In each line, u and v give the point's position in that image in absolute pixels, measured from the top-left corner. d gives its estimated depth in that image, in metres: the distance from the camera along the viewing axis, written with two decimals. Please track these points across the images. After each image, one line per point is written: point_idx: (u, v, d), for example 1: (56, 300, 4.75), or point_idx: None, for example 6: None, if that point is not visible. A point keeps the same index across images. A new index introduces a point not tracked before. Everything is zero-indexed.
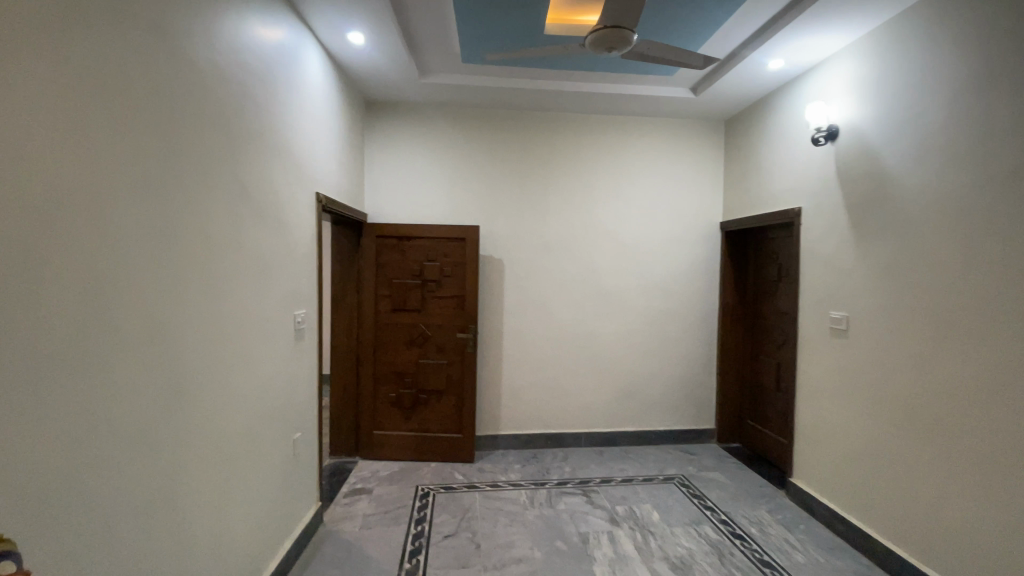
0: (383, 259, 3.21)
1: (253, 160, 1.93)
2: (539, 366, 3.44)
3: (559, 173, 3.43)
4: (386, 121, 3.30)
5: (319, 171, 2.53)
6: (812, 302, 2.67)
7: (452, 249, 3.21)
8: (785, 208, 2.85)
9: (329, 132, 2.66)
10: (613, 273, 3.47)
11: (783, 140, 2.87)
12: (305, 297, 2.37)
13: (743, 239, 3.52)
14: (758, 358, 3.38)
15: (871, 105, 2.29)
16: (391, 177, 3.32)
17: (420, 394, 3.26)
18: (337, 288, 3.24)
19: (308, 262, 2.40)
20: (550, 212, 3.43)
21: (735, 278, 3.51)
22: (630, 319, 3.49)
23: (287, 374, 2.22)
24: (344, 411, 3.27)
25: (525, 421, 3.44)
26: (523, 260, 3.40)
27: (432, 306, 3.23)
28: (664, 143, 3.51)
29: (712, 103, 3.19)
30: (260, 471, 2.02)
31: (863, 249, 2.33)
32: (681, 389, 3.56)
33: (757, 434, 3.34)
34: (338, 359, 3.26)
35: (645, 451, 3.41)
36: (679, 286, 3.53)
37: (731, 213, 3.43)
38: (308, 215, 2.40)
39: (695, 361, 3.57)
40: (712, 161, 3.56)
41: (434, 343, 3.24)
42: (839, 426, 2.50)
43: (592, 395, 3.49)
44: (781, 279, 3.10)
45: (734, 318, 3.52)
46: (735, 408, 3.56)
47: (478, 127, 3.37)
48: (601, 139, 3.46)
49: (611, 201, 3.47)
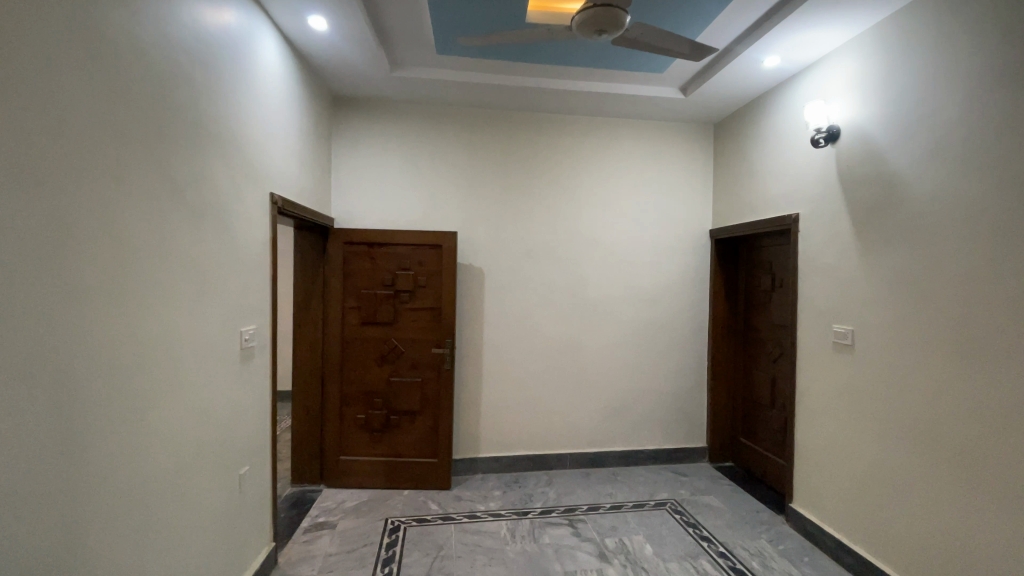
0: (351, 268, 2.95)
1: (190, 153, 1.67)
2: (521, 382, 3.21)
3: (541, 177, 3.23)
4: (354, 118, 3.05)
5: (275, 171, 2.27)
6: (812, 315, 2.50)
7: (427, 257, 2.97)
8: (781, 215, 2.69)
9: (287, 128, 2.40)
10: (599, 283, 3.27)
11: (779, 143, 2.72)
12: (257, 310, 2.10)
13: (734, 247, 3.35)
14: (751, 373, 3.20)
15: (876, 104, 2.14)
16: (360, 179, 3.07)
17: (392, 416, 2.98)
18: (299, 300, 2.96)
19: (261, 270, 2.14)
20: (532, 218, 3.21)
21: (726, 288, 3.34)
22: (617, 332, 3.29)
23: (234, 399, 1.94)
24: (307, 436, 2.98)
25: (506, 443, 3.19)
26: (504, 269, 3.18)
27: (406, 319, 2.98)
28: (651, 146, 3.33)
29: (703, 104, 3.03)
30: (199, 515, 1.75)
31: (869, 258, 2.17)
32: (671, 405, 3.37)
33: (752, 454, 3.15)
34: (300, 378, 2.98)
35: (635, 473, 3.20)
36: (668, 297, 3.35)
37: (722, 220, 3.27)
38: (261, 218, 2.13)
39: (686, 376, 3.38)
40: (702, 165, 3.39)
41: (407, 359, 2.98)
42: (845, 449, 2.32)
43: (577, 414, 3.27)
44: (776, 290, 2.94)
45: (725, 330, 3.35)
46: (728, 425, 3.37)
47: (455, 127, 3.14)
48: (586, 141, 3.27)
49: (597, 206, 3.28)
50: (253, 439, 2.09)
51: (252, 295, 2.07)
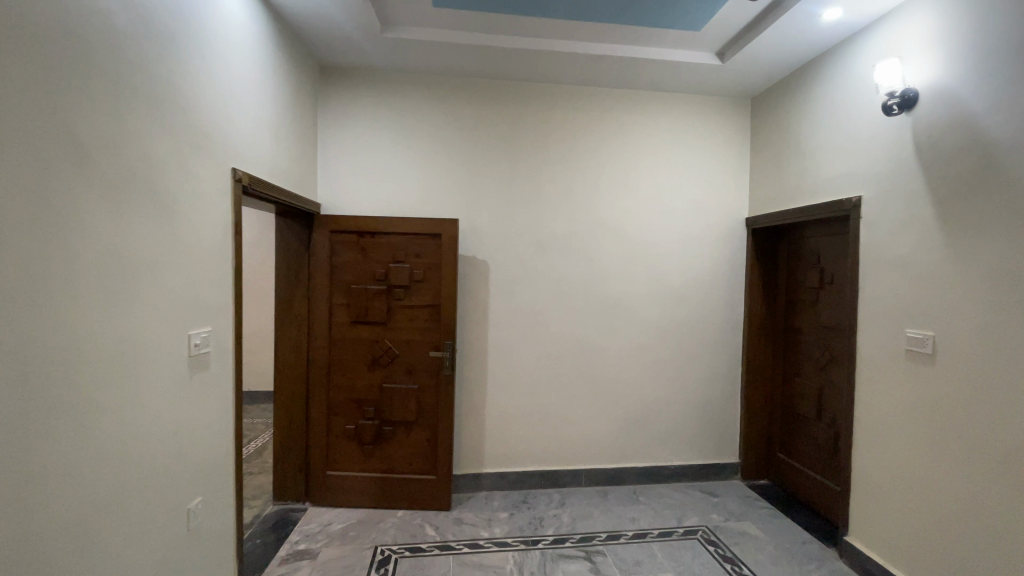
0: (338, 260, 2.61)
1: (113, 110, 1.31)
2: (531, 389, 2.85)
3: (555, 158, 2.85)
4: (344, 89, 2.70)
5: (239, 144, 1.91)
6: (876, 317, 2.11)
7: (425, 248, 2.61)
8: (837, 199, 2.29)
9: (256, 93, 2.04)
10: (620, 278, 2.90)
11: (836, 114, 2.31)
12: (216, 309, 1.76)
13: (774, 238, 2.96)
14: (793, 381, 2.82)
15: (967, 57, 1.73)
16: (351, 160, 2.72)
17: (385, 427, 2.64)
18: (282, 295, 2.63)
19: (221, 261, 1.79)
20: (545, 204, 2.84)
21: (763, 285, 2.96)
22: (639, 333, 2.92)
23: (181, 418, 1.60)
24: (290, 449, 2.64)
25: (513, 457, 2.84)
26: (512, 262, 2.82)
27: (400, 319, 2.63)
28: (680, 123, 2.94)
29: (743, 72, 2.63)
30: (129, 565, 1.40)
31: (956, 248, 1.76)
32: (700, 416, 2.99)
33: (793, 474, 2.77)
34: (282, 384, 2.64)
35: (658, 493, 2.83)
36: (697, 294, 2.96)
37: (761, 207, 2.87)
38: (219, 198, 1.78)
39: (717, 383, 2.99)
40: (738, 145, 3.00)
41: (402, 363, 2.64)
42: (919, 479, 1.93)
43: (593, 425, 2.90)
44: (825, 287, 2.55)
45: (763, 332, 2.96)
46: (765, 438, 3.00)
47: (457, 101, 2.78)
48: (605, 117, 2.89)
49: (618, 192, 2.89)
50: (209, 464, 1.75)
51: (207, 291, 1.71)
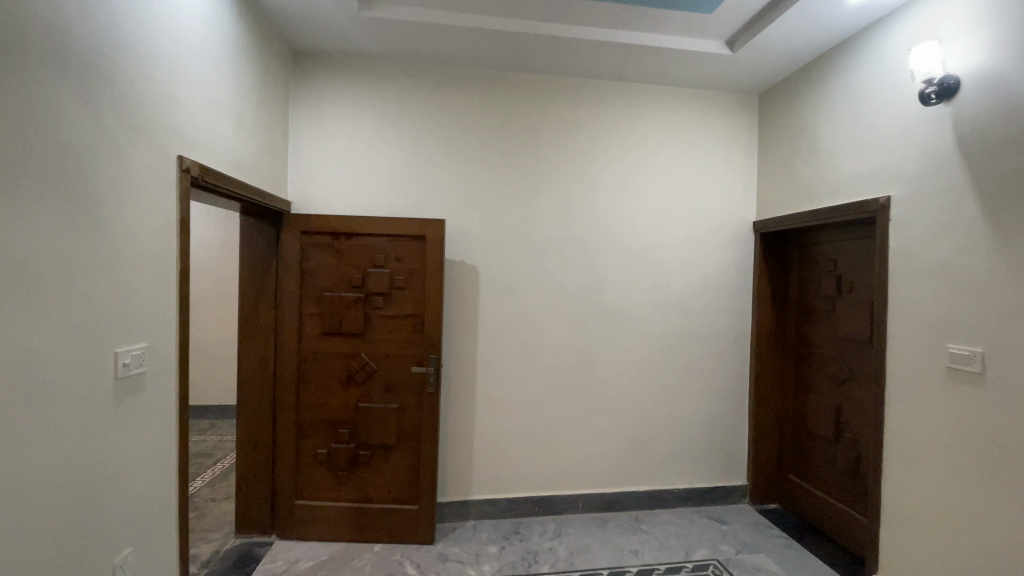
0: (310, 264, 2.35)
1: (12, 73, 1.04)
2: (523, 407, 2.60)
3: (550, 155, 2.63)
4: (318, 76, 2.45)
5: (192, 128, 1.65)
6: (910, 330, 1.90)
7: (407, 251, 2.36)
8: (862, 201, 2.10)
9: (214, 73, 1.79)
10: (621, 285, 2.67)
11: (861, 108, 2.12)
12: (154, 322, 1.47)
13: (784, 243, 2.76)
14: (806, 397, 2.61)
15: (1019, 39, 1.54)
16: (327, 154, 2.47)
17: (360, 451, 2.37)
18: (247, 303, 2.35)
19: (163, 265, 1.52)
20: (539, 205, 2.61)
21: (773, 293, 2.75)
22: (641, 346, 2.69)
23: (106, 454, 1.31)
24: (254, 477, 2.36)
25: (504, 482, 2.58)
26: (504, 267, 2.58)
27: (379, 330, 2.37)
28: (684, 118, 2.74)
29: (755, 63, 2.43)
30: None
31: (1009, 254, 1.56)
32: (706, 435, 2.76)
33: (808, 499, 2.56)
34: (246, 403, 2.36)
35: (662, 520, 2.59)
36: (704, 303, 2.74)
37: (772, 210, 2.67)
38: (163, 190, 1.51)
39: (724, 399, 2.77)
40: (745, 143, 2.80)
41: (381, 379, 2.37)
42: (963, 512, 1.71)
43: (592, 446, 2.66)
44: (842, 296, 2.35)
45: (772, 344, 2.75)
46: (775, 459, 2.78)
47: (444, 91, 2.54)
48: (604, 112, 2.67)
49: (618, 193, 2.67)
50: (143, 506, 1.46)
51: (144, 301, 1.43)
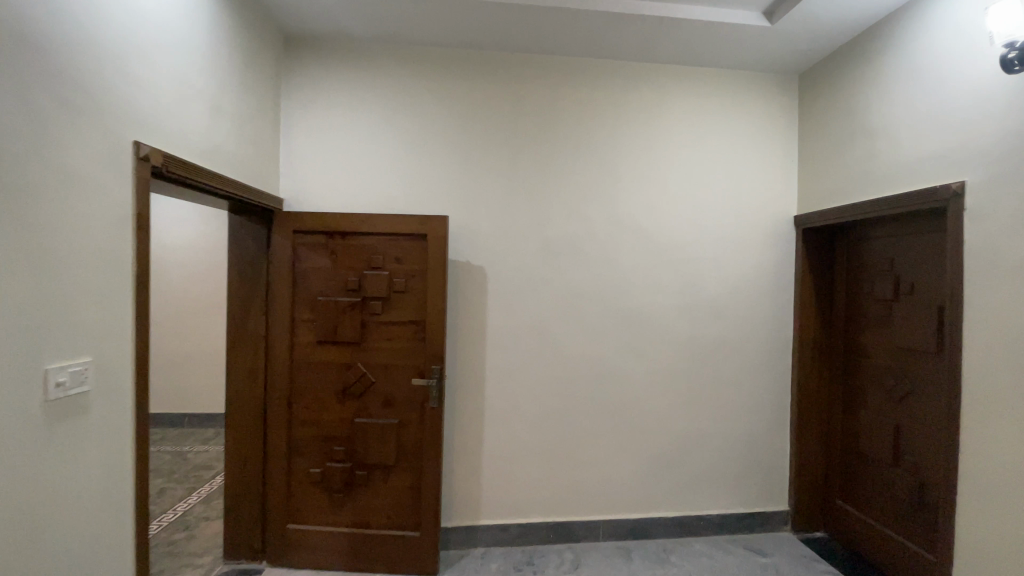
0: (301, 265, 2.15)
1: None
2: (536, 422, 2.35)
3: (565, 144, 2.39)
4: (312, 63, 2.26)
5: (155, 113, 1.46)
6: (991, 339, 1.60)
7: (407, 251, 2.15)
8: (927, 188, 1.80)
9: (187, 52, 1.60)
10: (644, 287, 2.41)
11: (926, 82, 1.84)
12: (101, 333, 1.28)
13: (829, 240, 2.46)
14: (857, 414, 2.30)
15: None
16: (322, 147, 2.27)
17: (357, 472, 2.16)
18: (235, 308, 2.17)
19: (115, 267, 1.32)
20: (553, 200, 2.37)
21: (818, 296, 2.45)
22: (668, 355, 2.42)
23: (36, 487, 1.12)
24: (242, 498, 2.16)
25: (515, 505, 2.34)
26: (514, 269, 2.34)
27: (377, 338, 2.15)
28: (714, 102, 2.47)
29: (795, 36, 2.16)
30: None
31: None
32: (741, 454, 2.47)
33: (860, 529, 2.26)
34: (235, 417, 2.17)
35: (693, 550, 2.32)
36: (737, 307, 2.46)
37: (816, 202, 2.38)
38: (115, 181, 1.31)
39: (761, 414, 2.48)
40: (784, 128, 2.51)
41: (379, 393, 2.16)
42: None
43: (613, 466, 2.40)
44: (901, 298, 2.05)
45: (816, 353, 2.45)
46: (820, 482, 2.48)
47: (448, 76, 2.33)
48: (625, 97, 2.42)
49: (641, 185, 2.42)
50: (88, 546, 1.26)
51: (88, 308, 1.24)
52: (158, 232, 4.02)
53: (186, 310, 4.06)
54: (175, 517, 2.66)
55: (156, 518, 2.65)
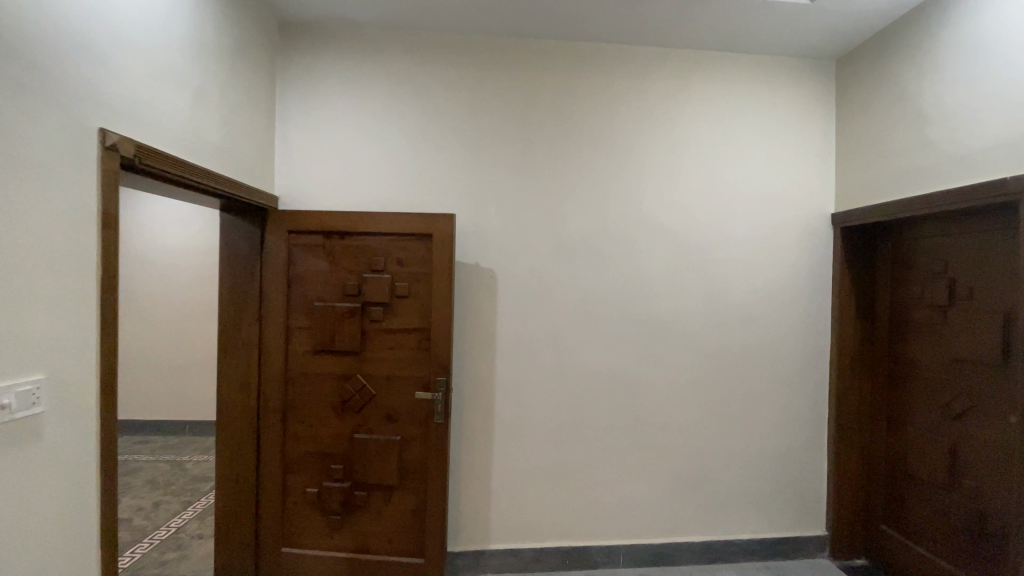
0: (297, 268, 2.00)
1: None
2: (550, 439, 2.17)
3: (582, 137, 2.21)
4: (310, 52, 2.11)
5: (127, 98, 1.30)
6: None
7: (410, 253, 1.98)
8: (995, 180, 1.60)
9: (166, 33, 1.44)
10: (668, 292, 2.22)
11: (992, 62, 1.63)
12: (57, 347, 1.12)
13: (870, 240, 2.26)
14: (903, 432, 2.09)
15: None
16: (320, 142, 2.12)
17: (356, 492, 1.99)
18: (226, 315, 2.01)
19: (76, 270, 1.17)
20: (569, 198, 2.19)
21: (858, 302, 2.24)
22: (695, 365, 2.23)
23: None
24: (234, 520, 2.01)
25: (527, 529, 2.16)
26: (526, 272, 2.17)
27: (378, 348, 1.99)
28: (744, 91, 2.27)
29: (836, 16, 1.97)
30: None
31: None
32: (773, 473, 2.27)
33: (909, 560, 2.04)
34: (227, 432, 2.02)
35: None
36: (769, 313, 2.27)
37: (857, 199, 2.17)
38: (76, 174, 1.16)
39: (796, 429, 2.28)
40: (820, 119, 2.31)
41: (380, 406, 1.99)
42: None
43: (633, 486, 2.21)
44: (958, 305, 1.84)
45: (857, 364, 2.24)
46: (861, 505, 2.27)
47: (455, 65, 2.16)
48: (647, 86, 2.23)
49: (664, 182, 2.23)
50: None
51: (40, 320, 1.08)
52: (159, 234, 3.90)
53: (187, 315, 3.93)
54: (167, 534, 2.51)
55: (147, 535, 2.51)
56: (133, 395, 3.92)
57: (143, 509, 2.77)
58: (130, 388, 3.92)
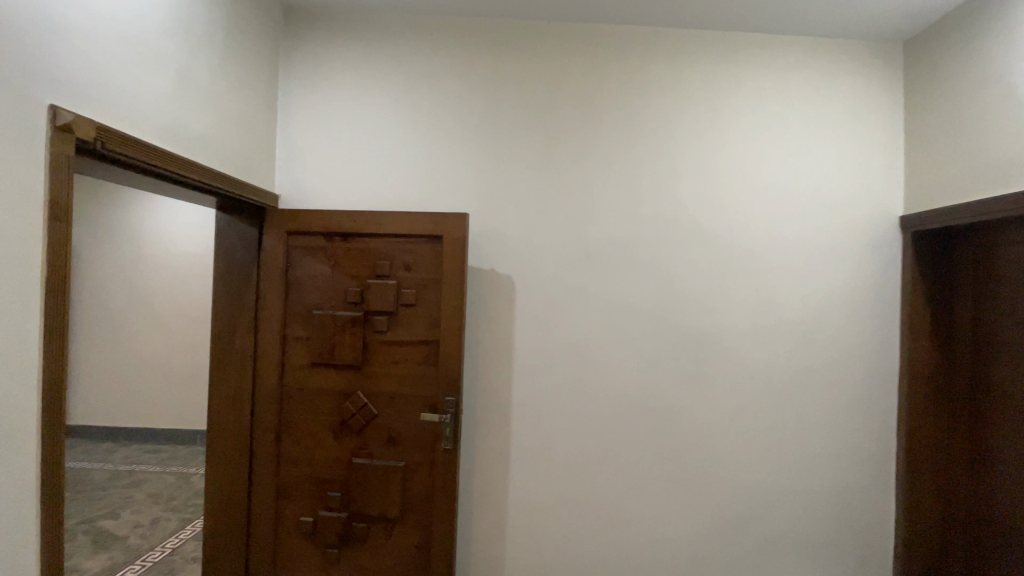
0: (296, 273, 1.82)
1: None
2: (573, 466, 1.93)
3: (612, 129, 1.98)
4: (316, 38, 1.95)
5: (93, 75, 1.14)
6: None
7: (418, 257, 1.78)
8: None
9: (148, 7, 1.29)
10: (709, 302, 1.96)
11: None
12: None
13: (946, 246, 1.96)
14: (989, 472, 1.78)
15: None
16: (325, 135, 1.95)
17: (355, 524, 1.78)
18: (221, 323, 1.85)
19: (18, 270, 0.99)
20: (596, 197, 1.97)
21: (932, 316, 1.94)
22: (739, 387, 1.96)
23: None
24: (223, 549, 1.82)
25: (546, 568, 1.91)
26: (548, 279, 1.94)
27: (381, 362, 1.79)
28: (796, 77, 2.01)
29: None
30: None
31: None
32: (831, 512, 1.97)
33: None
34: (217, 451, 1.84)
35: None
36: (825, 328, 1.98)
37: (931, 198, 1.89)
38: (17, 157, 0.98)
39: (857, 462, 1.98)
40: (886, 108, 2.03)
41: (382, 428, 1.79)
42: None
43: (668, 523, 1.94)
44: None
45: (929, 389, 1.94)
46: (935, 556, 1.95)
47: (472, 51, 1.96)
48: (685, 73, 2.00)
49: (704, 179, 1.98)
50: None
51: None
52: (173, 238, 3.81)
53: (199, 320, 3.83)
54: (161, 556, 2.35)
55: (140, 556, 2.35)
56: (145, 401, 3.83)
57: (141, 525, 2.63)
58: (143, 393, 3.83)
